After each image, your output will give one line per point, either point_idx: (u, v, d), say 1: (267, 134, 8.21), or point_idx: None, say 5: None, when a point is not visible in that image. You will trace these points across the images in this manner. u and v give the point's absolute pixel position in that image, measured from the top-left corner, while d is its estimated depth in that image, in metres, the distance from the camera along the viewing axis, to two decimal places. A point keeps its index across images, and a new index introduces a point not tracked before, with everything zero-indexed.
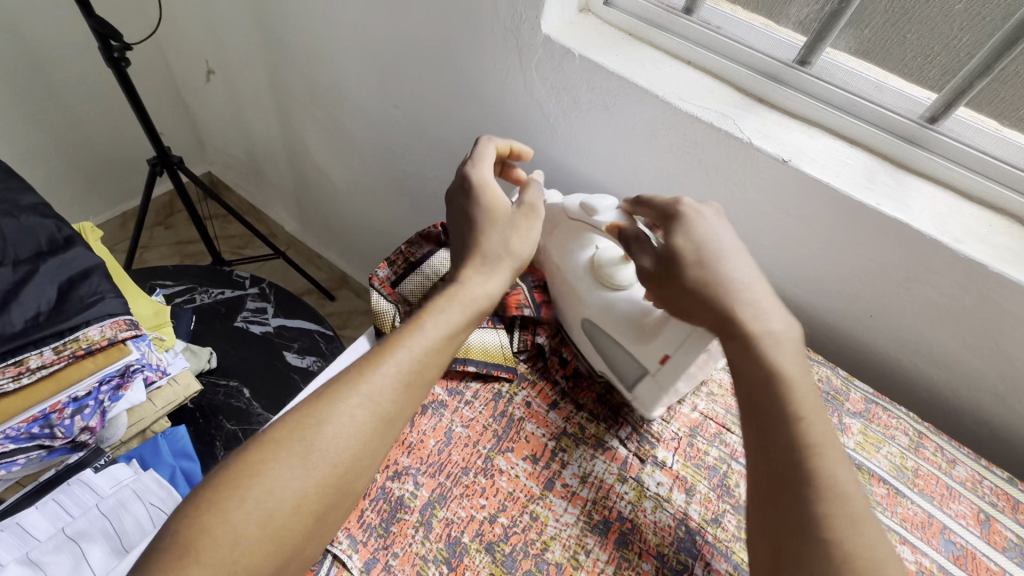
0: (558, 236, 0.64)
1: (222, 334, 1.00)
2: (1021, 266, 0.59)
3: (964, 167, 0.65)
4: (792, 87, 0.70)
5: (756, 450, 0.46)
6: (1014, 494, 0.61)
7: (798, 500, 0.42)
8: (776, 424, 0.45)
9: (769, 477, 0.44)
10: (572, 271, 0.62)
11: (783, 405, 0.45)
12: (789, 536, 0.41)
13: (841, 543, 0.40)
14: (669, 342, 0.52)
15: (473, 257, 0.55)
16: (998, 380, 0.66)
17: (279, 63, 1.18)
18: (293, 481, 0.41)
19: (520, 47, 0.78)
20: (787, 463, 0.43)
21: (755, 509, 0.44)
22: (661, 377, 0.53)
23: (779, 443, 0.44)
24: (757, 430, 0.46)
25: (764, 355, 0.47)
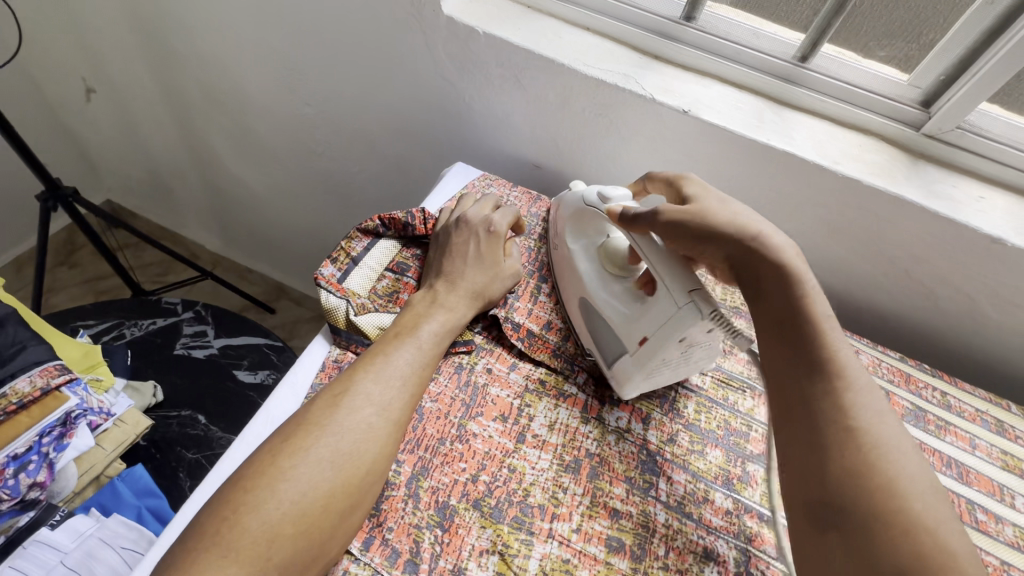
0: (573, 224, 0.67)
1: (163, 365, 0.96)
2: (888, 178, 0.69)
3: (834, 98, 0.74)
4: (681, 43, 0.76)
5: (786, 359, 0.49)
6: (905, 369, 0.72)
7: (823, 397, 0.45)
8: (801, 327, 0.49)
9: (800, 380, 0.47)
10: (576, 256, 0.65)
11: (806, 310, 0.49)
12: (824, 433, 0.44)
13: (868, 432, 0.43)
14: (650, 326, 0.54)
15: (464, 293, 0.59)
16: (884, 278, 0.77)
17: (171, 72, 1.11)
18: (287, 476, 0.42)
19: (424, 30, 0.79)
20: (813, 363, 0.47)
21: (795, 414, 0.46)
22: (639, 359, 0.55)
23: (804, 344, 0.48)
24: (781, 340, 0.49)
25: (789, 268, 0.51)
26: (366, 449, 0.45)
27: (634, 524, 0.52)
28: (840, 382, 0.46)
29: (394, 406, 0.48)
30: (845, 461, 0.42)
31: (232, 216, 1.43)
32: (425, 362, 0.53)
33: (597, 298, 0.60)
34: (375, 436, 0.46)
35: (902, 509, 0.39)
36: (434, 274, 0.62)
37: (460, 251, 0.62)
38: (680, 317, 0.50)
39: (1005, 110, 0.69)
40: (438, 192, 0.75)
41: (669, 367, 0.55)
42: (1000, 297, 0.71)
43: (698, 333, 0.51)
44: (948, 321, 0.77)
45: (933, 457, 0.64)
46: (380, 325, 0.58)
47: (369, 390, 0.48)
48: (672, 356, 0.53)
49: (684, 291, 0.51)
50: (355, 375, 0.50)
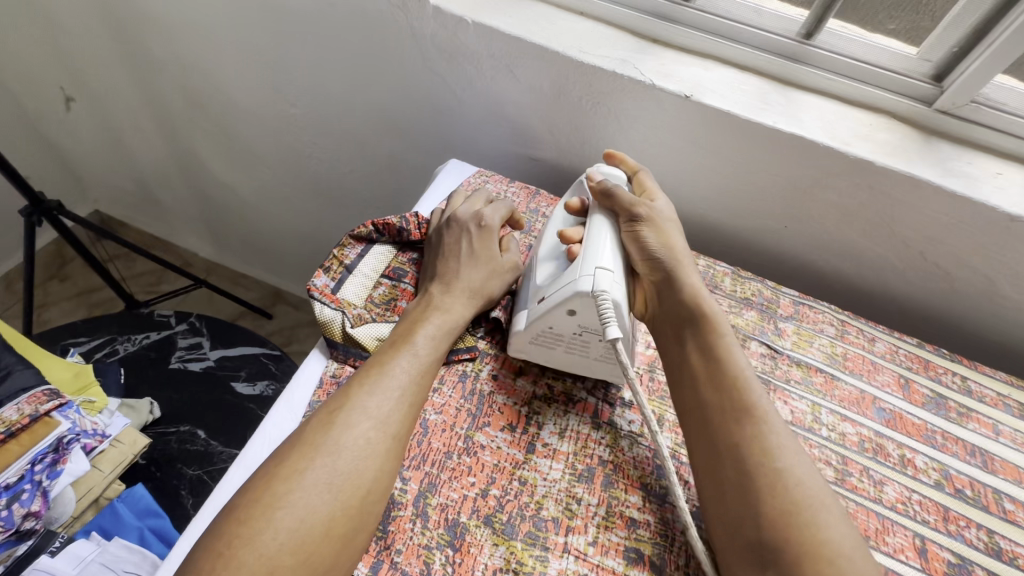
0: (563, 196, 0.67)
1: (159, 380, 0.93)
2: (900, 157, 0.66)
3: (840, 76, 0.71)
4: (680, 24, 0.73)
5: (713, 402, 0.50)
6: (924, 355, 0.70)
7: (750, 438, 0.47)
8: (725, 372, 0.51)
9: (729, 421, 0.49)
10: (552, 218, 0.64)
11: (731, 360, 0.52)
12: (755, 474, 0.46)
13: (791, 471, 0.46)
14: (550, 287, 0.54)
15: (460, 293, 0.57)
16: (897, 261, 0.75)
17: (151, 77, 1.07)
18: (284, 502, 0.40)
19: (410, 22, 0.76)
20: (734, 407, 0.49)
21: (727, 456, 0.47)
22: (531, 315, 0.55)
23: (727, 390, 0.50)
24: (708, 383, 0.51)
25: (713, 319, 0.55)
26: (366, 468, 0.43)
27: (652, 533, 0.50)
28: (765, 427, 0.48)
29: (394, 422, 0.46)
30: (776, 500, 0.44)
31: (223, 222, 1.40)
32: (426, 371, 0.50)
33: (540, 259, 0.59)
34: (375, 454, 0.44)
35: (826, 541, 0.42)
36: (429, 278, 0.59)
37: (454, 251, 0.59)
38: (574, 283, 0.51)
39: (1020, 81, 0.66)
40: (432, 192, 0.72)
41: (558, 342, 0.55)
42: (1019, 276, 0.69)
43: (586, 309, 0.51)
44: (966, 303, 0.74)
45: (957, 446, 0.62)
46: (378, 335, 0.56)
47: (367, 404, 0.46)
48: (560, 327, 0.53)
49: (592, 265, 0.51)
50: (352, 390, 0.47)
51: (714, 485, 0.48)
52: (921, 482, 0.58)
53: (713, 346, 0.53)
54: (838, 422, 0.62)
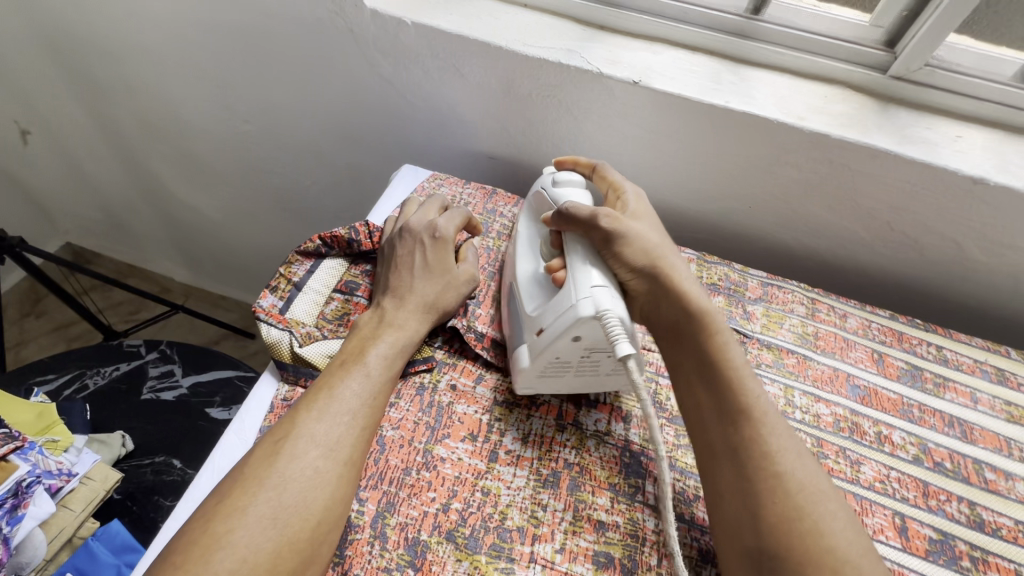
0: (529, 209, 0.65)
1: (131, 412, 0.91)
2: (857, 128, 0.65)
3: (792, 49, 0.69)
4: (625, 8, 0.71)
5: (710, 405, 0.48)
6: (898, 328, 0.68)
7: (749, 442, 0.45)
8: (720, 373, 0.49)
9: (725, 424, 0.47)
10: (522, 243, 0.62)
11: (725, 357, 0.50)
12: (753, 479, 0.44)
13: (792, 476, 0.43)
14: (546, 317, 0.51)
15: (415, 308, 0.55)
16: (865, 233, 0.73)
17: (102, 103, 1.05)
18: (223, 543, 0.38)
19: (350, 28, 0.74)
20: (729, 409, 0.47)
21: (726, 464, 0.46)
22: (532, 349, 0.52)
23: (722, 391, 0.48)
24: (704, 385, 0.49)
25: (704, 313, 0.52)
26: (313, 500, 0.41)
27: (622, 535, 0.48)
28: (763, 428, 0.46)
29: (343, 448, 0.44)
30: (776, 505, 0.42)
31: (195, 245, 1.38)
32: (378, 391, 0.49)
33: (521, 284, 0.58)
34: (323, 481, 0.42)
35: (830, 547, 0.40)
36: (381, 290, 0.57)
37: (406, 262, 0.58)
38: (574, 310, 0.48)
39: (972, 40, 0.66)
40: (385, 200, 0.71)
41: (566, 369, 0.52)
42: (987, 240, 0.68)
43: (592, 333, 0.49)
44: (936, 271, 0.73)
45: (934, 418, 0.61)
46: (329, 352, 0.54)
47: (314, 430, 0.44)
48: (566, 355, 0.50)
49: (586, 285, 0.49)
50: (297, 417, 0.45)
51: (712, 488, 0.46)
52: (899, 459, 0.57)
53: (706, 346, 0.51)
54: (811, 403, 0.60)
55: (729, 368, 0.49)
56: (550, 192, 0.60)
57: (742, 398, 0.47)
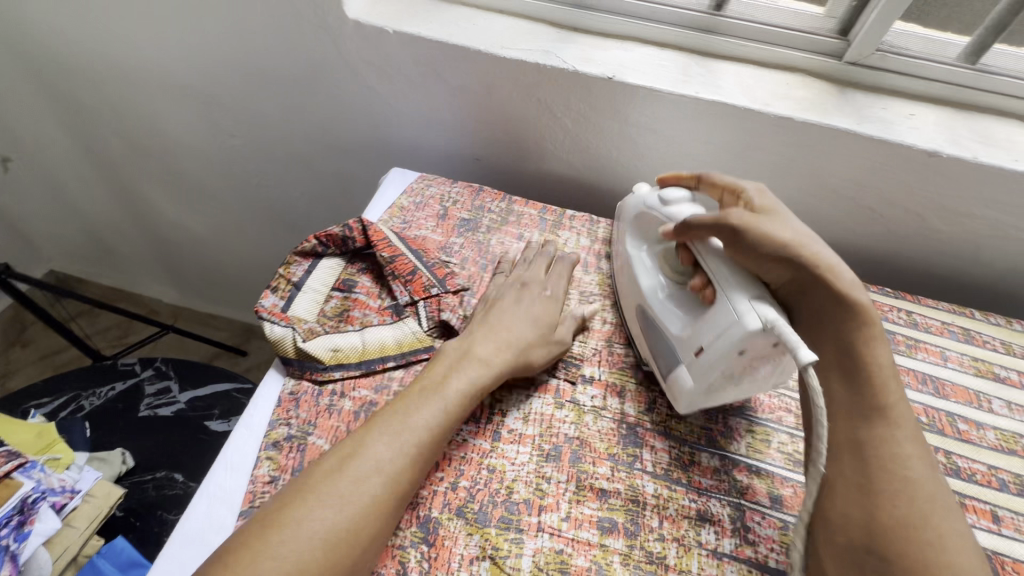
0: (635, 229, 0.65)
1: (129, 430, 0.91)
2: (818, 111, 0.69)
3: (754, 41, 0.74)
4: (597, 9, 0.75)
5: (848, 399, 0.46)
6: (869, 296, 0.72)
7: (880, 441, 0.44)
8: (859, 365, 0.46)
9: (862, 419, 0.45)
10: (639, 266, 0.62)
11: (870, 355, 0.47)
12: (878, 477, 0.42)
13: (922, 485, 0.42)
14: (704, 335, 0.50)
15: (502, 346, 0.55)
16: (833, 210, 0.78)
17: (86, 125, 1.06)
18: (273, 550, 0.39)
19: (333, 39, 0.76)
20: (869, 406, 0.45)
21: (850, 456, 0.44)
22: (696, 369, 0.51)
23: (861, 388, 0.46)
24: (843, 377, 0.47)
25: (854, 308, 0.47)
26: (350, 491, 0.43)
27: (624, 501, 0.51)
28: (899, 432, 0.44)
29: (395, 472, 0.45)
30: (896, 509, 0.41)
31: (184, 264, 1.39)
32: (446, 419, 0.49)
33: (655, 305, 0.57)
34: (379, 508, 0.43)
35: (948, 563, 0.39)
36: (477, 320, 0.58)
37: (497, 303, 0.60)
38: (739, 324, 0.46)
39: (915, 25, 0.71)
40: (375, 201, 0.73)
41: (728, 382, 0.51)
42: (946, 210, 0.73)
43: (760, 343, 0.46)
44: (901, 241, 0.78)
45: (908, 377, 0.64)
46: (333, 346, 0.56)
47: (380, 455, 0.45)
48: (731, 368, 0.49)
49: (746, 298, 0.47)
50: (365, 437, 0.46)
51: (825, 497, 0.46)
52: None
53: (850, 337, 0.47)
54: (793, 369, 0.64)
55: (874, 366, 0.46)
56: (660, 211, 0.59)
57: (884, 397, 0.45)
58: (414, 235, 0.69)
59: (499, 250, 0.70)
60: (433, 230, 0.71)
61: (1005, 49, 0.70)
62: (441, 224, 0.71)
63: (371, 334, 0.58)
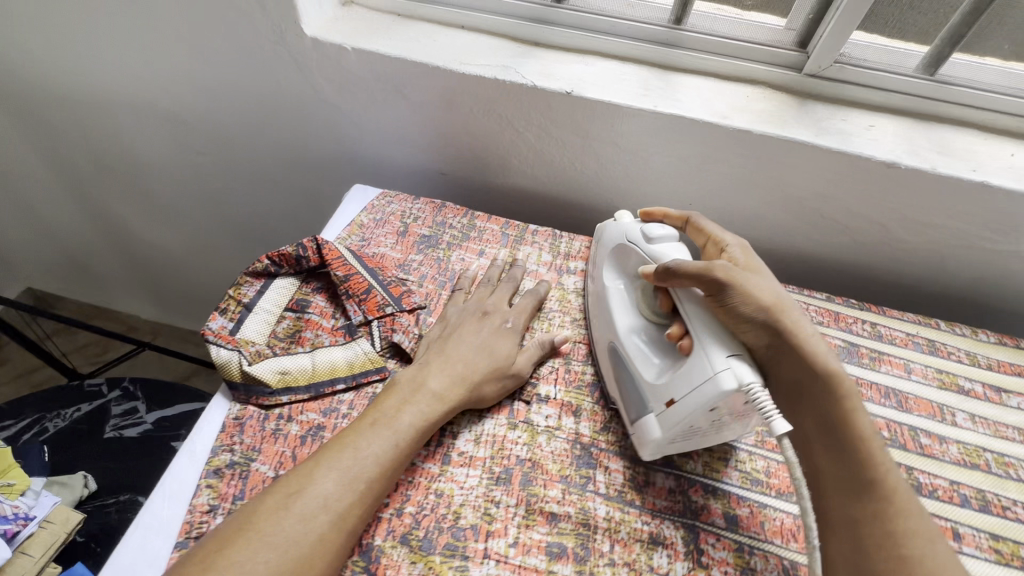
0: (612, 259, 0.64)
1: (93, 452, 0.89)
2: (778, 123, 0.69)
3: (714, 54, 0.74)
4: (557, 25, 0.75)
5: (832, 474, 0.46)
6: (833, 308, 0.72)
7: (870, 519, 0.42)
8: (845, 441, 0.46)
9: (850, 495, 0.44)
10: (615, 299, 0.61)
11: (852, 426, 0.46)
12: (871, 558, 0.41)
13: (921, 561, 0.40)
14: (679, 388, 0.49)
15: (458, 383, 0.54)
16: (797, 222, 0.77)
17: (54, 144, 1.05)
18: None
19: (293, 56, 0.76)
20: (856, 481, 0.44)
21: (841, 536, 0.43)
22: (664, 421, 0.50)
23: (847, 461, 0.45)
24: (828, 451, 0.46)
25: (831, 378, 0.48)
26: (295, 530, 0.42)
27: (575, 524, 0.49)
28: (892, 505, 0.42)
29: (343, 509, 0.44)
30: None
31: (160, 281, 1.38)
32: (399, 453, 0.48)
33: (628, 346, 0.56)
34: (325, 548, 0.42)
35: None
36: (435, 351, 0.57)
37: (458, 332, 0.59)
38: (714, 382, 0.46)
39: (873, 35, 0.70)
40: (335, 219, 0.72)
41: (694, 434, 0.51)
42: (909, 220, 0.72)
43: (731, 403, 0.47)
44: (867, 252, 0.78)
45: (871, 391, 0.64)
46: (280, 369, 0.55)
47: (327, 491, 0.44)
48: (700, 424, 0.49)
49: (722, 356, 0.47)
50: (314, 471, 0.45)
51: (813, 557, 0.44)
52: None
53: (833, 411, 0.47)
54: None
55: (857, 436, 0.45)
56: (643, 248, 0.58)
57: (871, 470, 0.44)
58: (372, 253, 0.69)
59: (458, 267, 0.69)
60: (392, 247, 0.70)
61: (962, 58, 0.70)
62: (400, 241, 0.70)
63: (321, 357, 0.57)
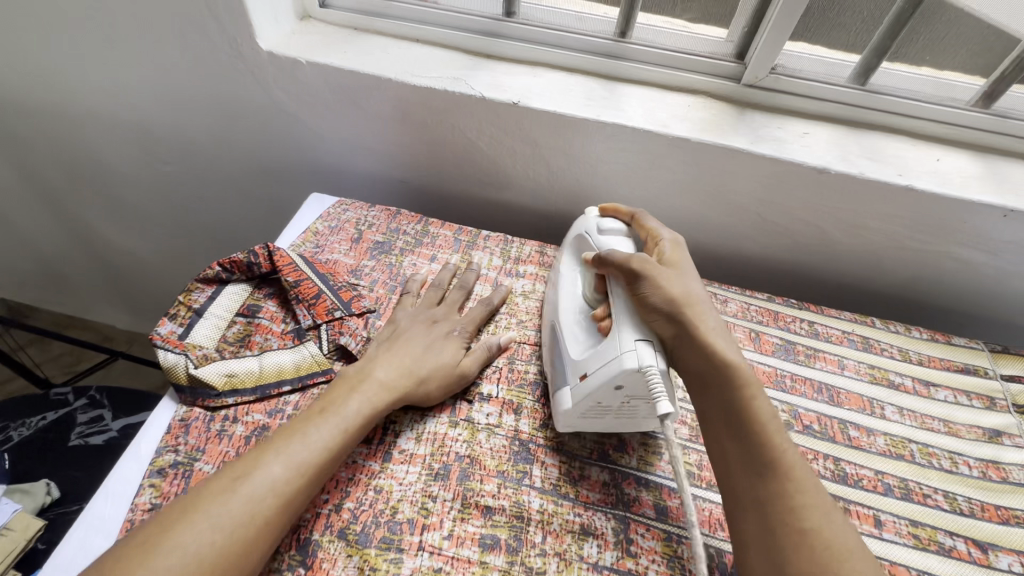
0: (571, 250, 0.67)
1: (57, 460, 0.90)
2: (716, 131, 0.72)
3: (657, 65, 0.77)
4: (507, 38, 0.78)
5: (737, 457, 0.47)
6: (773, 308, 0.75)
7: (776, 496, 0.43)
8: (744, 424, 0.47)
9: (754, 475, 0.45)
10: (566, 285, 0.64)
11: (750, 409, 0.47)
12: (778, 535, 0.42)
13: (820, 533, 0.41)
14: (590, 363, 0.52)
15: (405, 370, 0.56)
16: (740, 225, 0.81)
17: (22, 155, 1.06)
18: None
19: (251, 69, 0.78)
20: (759, 461, 0.45)
21: (752, 518, 0.44)
22: (575, 393, 0.54)
23: (749, 443, 0.46)
24: (732, 436, 0.47)
25: (728, 365, 0.49)
26: (232, 515, 0.42)
27: (508, 517, 0.51)
28: (791, 482, 0.44)
29: (289, 493, 0.45)
30: (801, 563, 0.40)
31: (135, 289, 1.39)
32: (346, 438, 0.50)
33: (565, 329, 0.59)
34: (266, 531, 0.43)
35: None
36: (384, 341, 0.60)
37: (412, 320, 0.62)
38: (619, 360, 0.50)
39: (806, 47, 0.74)
40: (291, 226, 0.74)
41: (605, 412, 0.54)
42: (844, 222, 0.76)
43: (635, 382, 0.50)
44: (807, 252, 0.81)
45: (805, 386, 0.66)
46: (227, 371, 0.56)
47: (273, 475, 0.45)
48: (607, 401, 0.52)
49: (631, 338, 0.50)
50: (261, 458, 0.46)
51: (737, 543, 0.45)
52: None
53: (733, 398, 0.48)
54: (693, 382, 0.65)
55: (755, 418, 0.47)
56: (593, 239, 0.62)
57: (771, 449, 0.45)
58: (326, 259, 0.71)
59: (409, 271, 0.71)
60: (346, 253, 0.72)
61: (891, 68, 0.74)
62: (354, 247, 0.73)
63: (269, 359, 0.58)
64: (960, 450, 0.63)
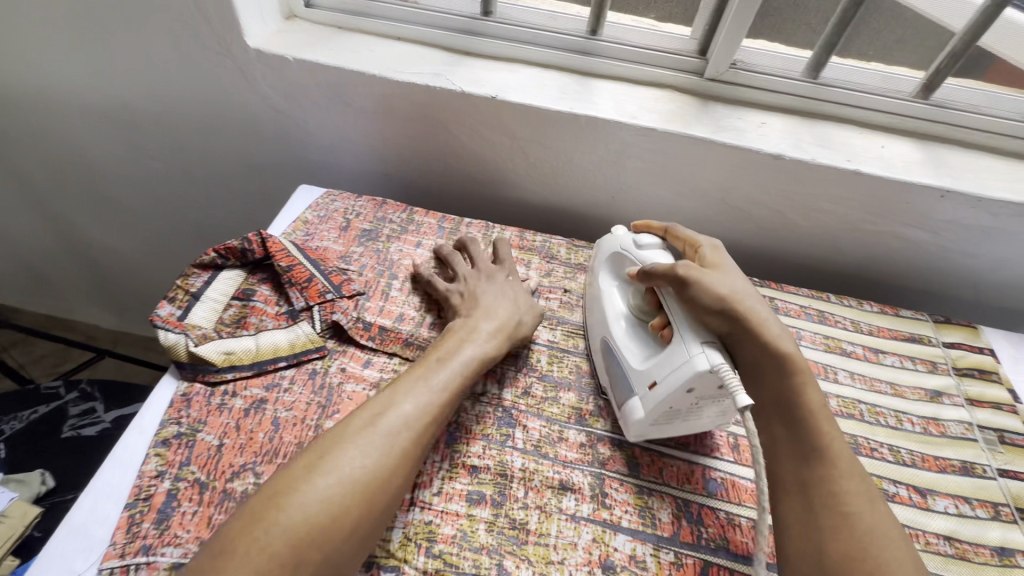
0: (610, 266, 0.70)
1: (49, 452, 0.91)
2: (681, 121, 0.77)
3: (626, 61, 0.82)
4: (484, 35, 0.83)
5: (785, 441, 0.50)
6: None
7: (820, 479, 0.47)
8: (797, 412, 0.51)
9: (801, 458, 0.49)
10: (609, 297, 0.67)
11: (802, 400, 0.51)
12: (819, 513, 0.46)
13: (861, 516, 0.44)
14: (660, 370, 0.55)
15: (505, 325, 0.62)
16: (706, 210, 0.86)
17: (7, 152, 1.07)
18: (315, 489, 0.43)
19: (238, 66, 0.81)
20: (807, 447, 0.49)
21: (793, 495, 0.48)
22: (647, 402, 0.56)
23: (800, 429, 0.50)
24: (783, 423, 0.51)
25: (788, 360, 0.52)
26: (384, 445, 0.47)
27: (493, 475, 0.56)
28: (836, 468, 0.47)
29: (421, 428, 0.50)
30: (839, 542, 0.43)
31: (119, 287, 1.39)
32: (464, 378, 0.55)
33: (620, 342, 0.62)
34: (409, 461, 0.48)
35: None
36: (469, 308, 0.64)
37: (480, 288, 0.67)
38: (690, 363, 0.52)
39: (761, 43, 0.80)
40: (282, 216, 0.78)
41: (674, 417, 0.56)
42: (800, 205, 0.82)
43: (707, 384, 0.52)
44: (768, 234, 0.87)
45: None
46: (225, 350, 0.60)
47: (407, 412, 0.50)
48: (678, 405, 0.54)
49: (697, 342, 0.53)
50: (393, 399, 0.51)
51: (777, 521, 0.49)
52: None
53: (786, 388, 0.52)
54: None
55: (807, 408, 0.50)
56: (634, 254, 0.65)
57: (819, 438, 0.49)
58: (316, 246, 0.74)
59: (396, 256, 0.75)
60: (335, 240, 0.76)
61: (839, 62, 0.80)
62: (343, 234, 0.76)
63: (266, 338, 0.62)
64: (905, 410, 0.69)
